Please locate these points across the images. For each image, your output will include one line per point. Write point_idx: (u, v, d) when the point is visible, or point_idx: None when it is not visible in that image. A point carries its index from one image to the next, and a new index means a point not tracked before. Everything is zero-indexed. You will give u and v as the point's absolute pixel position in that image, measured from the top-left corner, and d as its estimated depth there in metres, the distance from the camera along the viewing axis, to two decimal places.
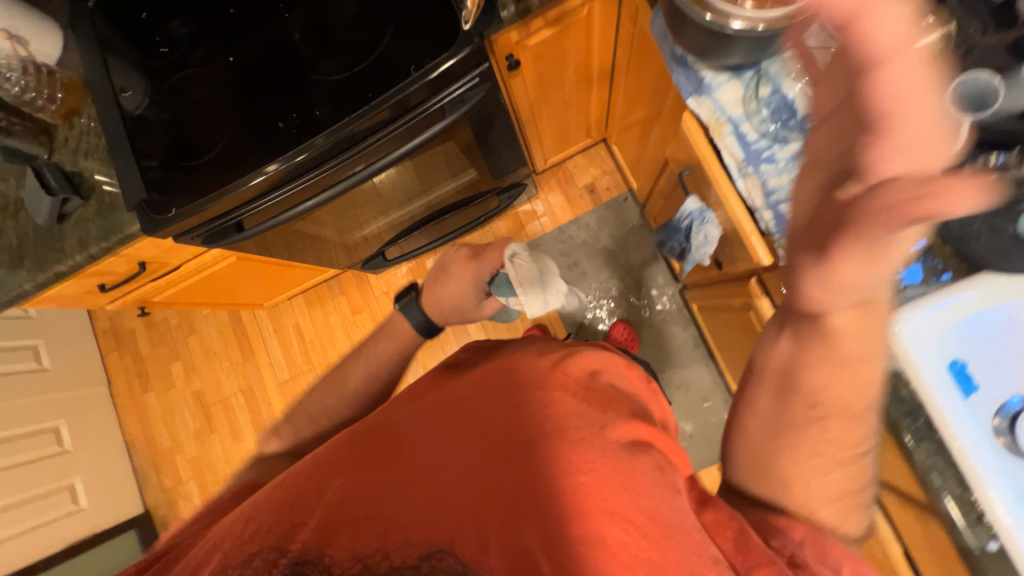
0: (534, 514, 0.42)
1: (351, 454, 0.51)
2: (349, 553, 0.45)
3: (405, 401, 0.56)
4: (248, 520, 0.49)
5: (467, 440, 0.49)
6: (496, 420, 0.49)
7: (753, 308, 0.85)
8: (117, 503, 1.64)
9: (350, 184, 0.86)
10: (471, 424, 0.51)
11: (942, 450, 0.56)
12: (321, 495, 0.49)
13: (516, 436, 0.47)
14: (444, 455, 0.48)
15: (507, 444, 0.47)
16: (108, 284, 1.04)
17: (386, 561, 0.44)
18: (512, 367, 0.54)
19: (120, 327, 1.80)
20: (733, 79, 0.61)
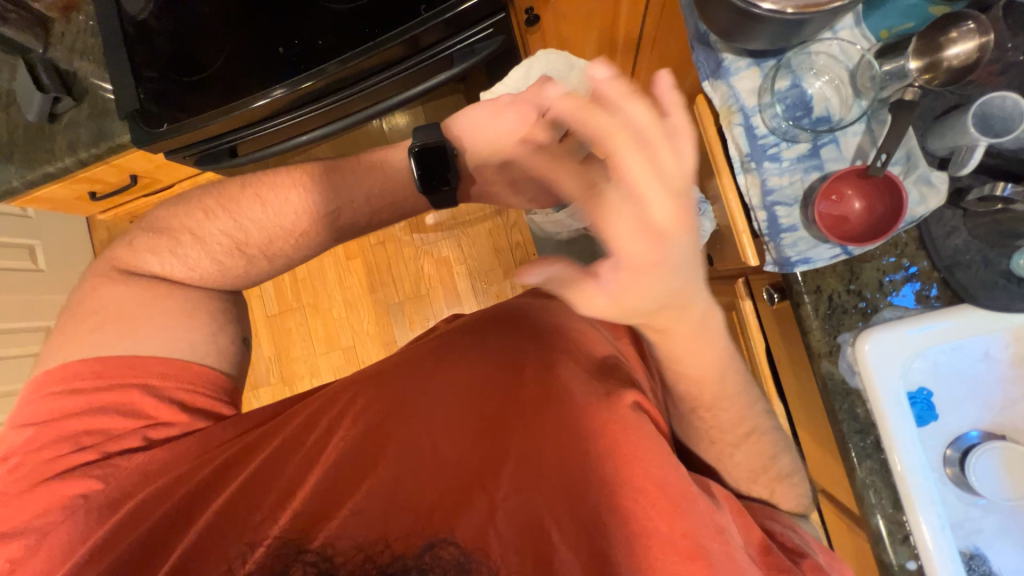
0: (530, 493, 0.49)
1: (350, 428, 0.54)
2: (351, 543, 0.47)
3: (398, 372, 0.59)
4: (237, 507, 0.50)
5: (466, 419, 0.54)
6: (491, 396, 0.55)
7: (737, 309, 0.85)
8: None
9: (355, 121, 0.85)
10: (468, 411, 0.54)
11: (883, 469, 0.56)
12: (321, 465, 0.52)
13: (512, 413, 0.53)
14: (445, 430, 0.53)
15: (503, 423, 0.53)
16: (98, 193, 1.03)
17: (388, 550, 0.47)
18: (498, 334, 0.60)
19: (117, 239, 1.81)
20: (754, 66, 0.58)
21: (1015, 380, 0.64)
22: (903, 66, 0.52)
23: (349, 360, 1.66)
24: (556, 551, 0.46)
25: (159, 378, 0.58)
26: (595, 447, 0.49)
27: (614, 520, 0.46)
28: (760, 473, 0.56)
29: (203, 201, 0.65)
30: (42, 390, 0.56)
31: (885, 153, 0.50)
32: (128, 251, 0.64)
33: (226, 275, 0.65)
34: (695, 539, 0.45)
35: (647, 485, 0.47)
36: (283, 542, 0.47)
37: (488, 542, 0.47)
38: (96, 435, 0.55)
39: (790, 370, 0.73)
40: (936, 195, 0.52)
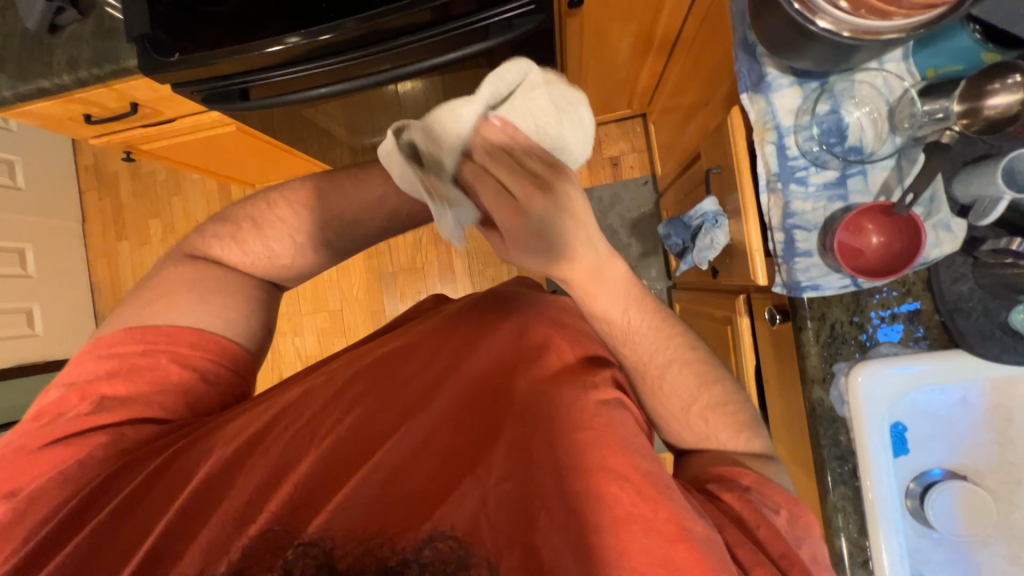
0: (520, 481, 0.50)
1: (345, 414, 0.57)
2: (349, 533, 0.47)
3: (389, 361, 0.62)
4: (230, 489, 0.51)
5: (458, 412, 0.57)
6: (483, 389, 0.58)
7: (733, 322, 0.89)
8: (72, 338, 1.69)
9: (374, 82, 0.81)
10: (460, 405, 0.57)
11: (855, 495, 0.58)
12: (316, 451, 0.53)
13: (500, 402, 0.56)
14: (437, 422, 0.56)
15: (493, 416, 0.56)
16: (93, 116, 0.97)
17: (388, 543, 0.47)
18: (487, 329, 0.64)
19: (104, 167, 1.74)
20: (797, 85, 0.57)
21: (985, 426, 0.66)
22: (945, 108, 0.51)
23: (335, 322, 1.64)
24: (545, 542, 0.46)
25: (186, 347, 0.59)
26: (585, 432, 0.49)
27: (593, 506, 0.45)
28: (691, 402, 0.59)
29: (266, 193, 0.68)
30: (88, 352, 0.59)
31: (913, 193, 0.50)
32: (202, 239, 0.67)
33: (275, 267, 0.67)
34: (679, 523, 0.43)
35: (632, 473, 0.46)
36: (272, 529, 0.48)
37: (479, 532, 0.47)
38: (117, 398, 0.57)
39: (776, 389, 0.75)
40: (952, 241, 0.53)
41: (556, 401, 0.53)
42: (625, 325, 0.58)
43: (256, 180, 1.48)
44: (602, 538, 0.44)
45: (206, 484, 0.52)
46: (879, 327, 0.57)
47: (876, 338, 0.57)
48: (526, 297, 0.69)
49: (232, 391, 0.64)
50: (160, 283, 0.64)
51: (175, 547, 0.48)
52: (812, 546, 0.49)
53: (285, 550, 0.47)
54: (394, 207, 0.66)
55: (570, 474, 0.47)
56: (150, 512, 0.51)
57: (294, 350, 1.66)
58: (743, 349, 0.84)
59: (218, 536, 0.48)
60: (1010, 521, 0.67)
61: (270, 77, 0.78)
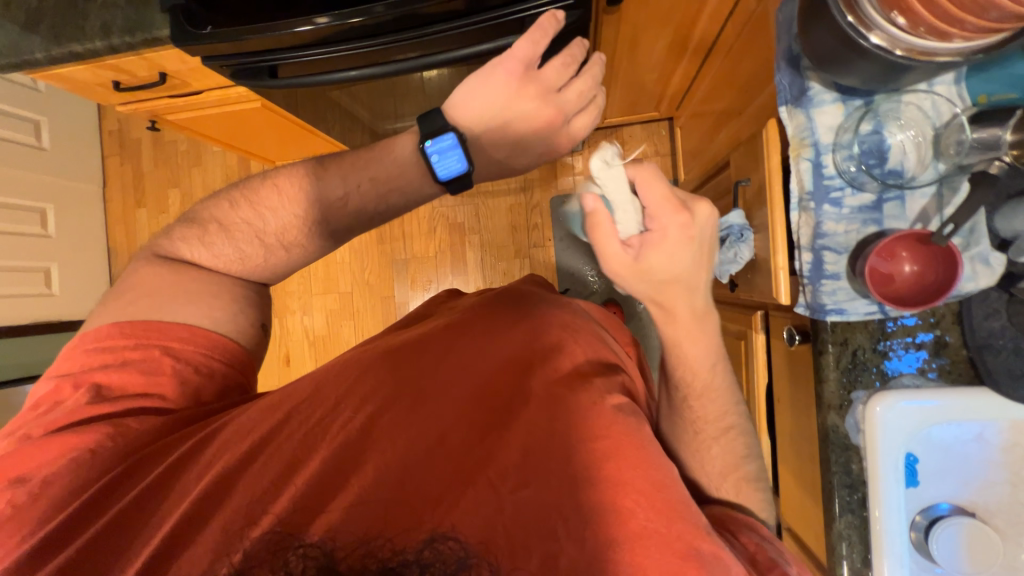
0: (538, 489, 0.49)
1: (356, 411, 0.56)
2: (352, 535, 0.48)
3: (402, 356, 0.61)
4: (240, 476, 0.52)
5: (471, 412, 0.55)
6: (497, 390, 0.57)
7: (747, 337, 0.88)
8: (86, 301, 1.71)
9: (399, 69, 0.78)
10: (470, 405, 0.56)
11: (862, 525, 0.58)
12: (327, 448, 0.54)
13: (515, 405, 0.55)
14: (449, 422, 0.55)
15: (507, 418, 0.54)
16: (122, 83, 0.97)
17: (388, 544, 0.47)
18: (503, 329, 0.62)
19: (127, 134, 1.76)
20: (840, 102, 0.55)
21: (1000, 465, 0.65)
22: (997, 137, 0.48)
23: (344, 305, 1.65)
24: (564, 550, 0.47)
25: (179, 342, 0.61)
26: (601, 441, 0.50)
27: (608, 522, 0.47)
28: (699, 422, 0.59)
29: (230, 194, 0.68)
30: (79, 346, 0.61)
31: (952, 224, 0.49)
32: (170, 242, 0.67)
33: (246, 267, 0.66)
34: (688, 540, 0.46)
35: (646, 487, 0.48)
36: (284, 525, 0.49)
37: (495, 538, 0.48)
38: (114, 391, 0.59)
39: (788, 410, 0.74)
40: (989, 275, 0.51)
41: (572, 408, 0.53)
42: (687, 369, 0.56)
43: (276, 157, 1.48)
44: (617, 552, 0.46)
45: (227, 473, 0.52)
46: (900, 357, 0.56)
47: (897, 366, 0.56)
48: (547, 299, 0.69)
49: (223, 380, 0.63)
50: (170, 261, 0.65)
51: (192, 529, 0.49)
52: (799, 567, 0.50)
53: (292, 550, 0.47)
54: (357, 207, 0.65)
55: (587, 486, 0.48)
56: (171, 495, 0.52)
57: (302, 329, 1.67)
58: (756, 365, 0.84)
59: (231, 526, 0.49)
60: (1016, 563, 0.65)
61: (298, 57, 0.77)
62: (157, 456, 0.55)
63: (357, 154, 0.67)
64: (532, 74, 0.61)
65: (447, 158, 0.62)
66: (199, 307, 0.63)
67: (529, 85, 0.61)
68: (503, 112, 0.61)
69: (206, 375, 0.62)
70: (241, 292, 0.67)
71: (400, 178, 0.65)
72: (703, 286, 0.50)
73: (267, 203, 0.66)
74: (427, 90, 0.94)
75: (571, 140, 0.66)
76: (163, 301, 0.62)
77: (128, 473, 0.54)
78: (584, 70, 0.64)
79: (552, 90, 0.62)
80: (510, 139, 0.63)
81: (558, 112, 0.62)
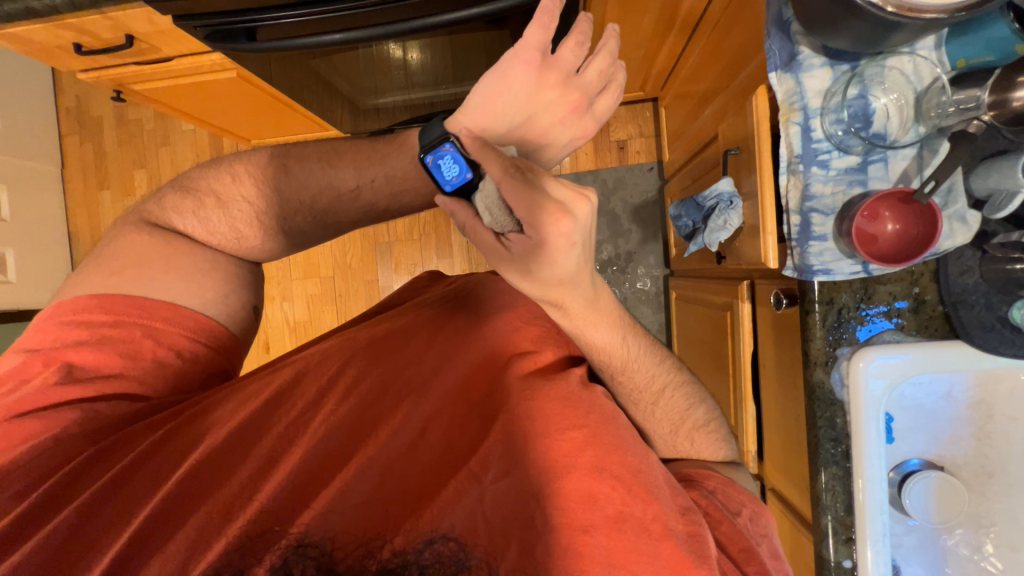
0: (518, 478, 0.48)
1: (338, 404, 0.56)
2: (349, 536, 0.45)
3: (382, 349, 0.61)
4: (216, 462, 0.50)
5: (454, 406, 0.55)
6: (477, 386, 0.57)
7: (733, 309, 0.90)
8: (46, 289, 1.61)
9: (380, 34, 0.75)
10: (457, 397, 0.56)
11: (845, 476, 0.60)
12: (308, 439, 0.53)
13: (496, 397, 0.54)
14: (432, 412, 0.55)
15: (490, 410, 0.54)
16: (84, 47, 0.91)
17: (388, 546, 0.44)
18: (484, 322, 0.62)
19: (86, 113, 1.65)
20: (828, 66, 0.56)
21: (966, 420, 0.68)
22: (976, 98, 0.51)
23: (326, 290, 1.61)
24: (543, 540, 0.46)
25: (163, 323, 0.57)
26: (568, 433, 0.49)
27: (584, 506, 0.46)
28: (680, 424, 0.61)
29: (232, 165, 0.63)
30: (51, 319, 0.56)
31: (933, 181, 0.51)
32: (161, 207, 0.63)
33: (243, 247, 0.63)
34: (664, 522, 0.46)
35: (623, 473, 0.48)
36: (250, 526, 0.45)
37: (477, 531, 0.46)
38: (87, 369, 0.55)
39: (773, 376, 0.76)
40: (966, 232, 0.54)
41: (555, 391, 0.53)
42: (624, 354, 0.57)
43: (252, 136, 1.43)
44: (592, 537, 0.46)
45: (203, 458, 0.51)
46: (875, 320, 0.58)
47: (878, 328, 0.58)
48: (509, 288, 0.67)
49: (213, 365, 0.61)
50: (157, 229, 0.61)
51: (173, 514, 0.47)
52: (752, 534, 0.53)
53: (257, 557, 0.43)
54: (368, 201, 0.62)
55: (567, 474, 0.48)
56: (147, 480, 0.50)
57: (282, 316, 1.63)
58: (742, 334, 0.86)
59: (208, 512, 0.47)
60: (979, 511, 0.70)
61: (274, 18, 0.73)
62: (132, 439, 0.52)
63: (370, 144, 0.63)
64: (549, 60, 0.59)
65: (445, 166, 0.51)
66: (184, 282, 0.59)
67: (549, 72, 0.59)
68: (527, 108, 0.60)
69: (188, 357, 0.59)
70: (234, 269, 0.64)
71: (416, 177, 0.60)
72: (588, 279, 0.48)
73: (266, 186, 0.62)
74: (411, 68, 0.93)
75: (597, 120, 0.63)
76: (142, 273, 0.58)
77: (102, 454, 0.51)
78: (600, 46, 0.62)
79: (571, 74, 0.60)
80: (538, 134, 0.61)
81: (582, 96, 0.61)
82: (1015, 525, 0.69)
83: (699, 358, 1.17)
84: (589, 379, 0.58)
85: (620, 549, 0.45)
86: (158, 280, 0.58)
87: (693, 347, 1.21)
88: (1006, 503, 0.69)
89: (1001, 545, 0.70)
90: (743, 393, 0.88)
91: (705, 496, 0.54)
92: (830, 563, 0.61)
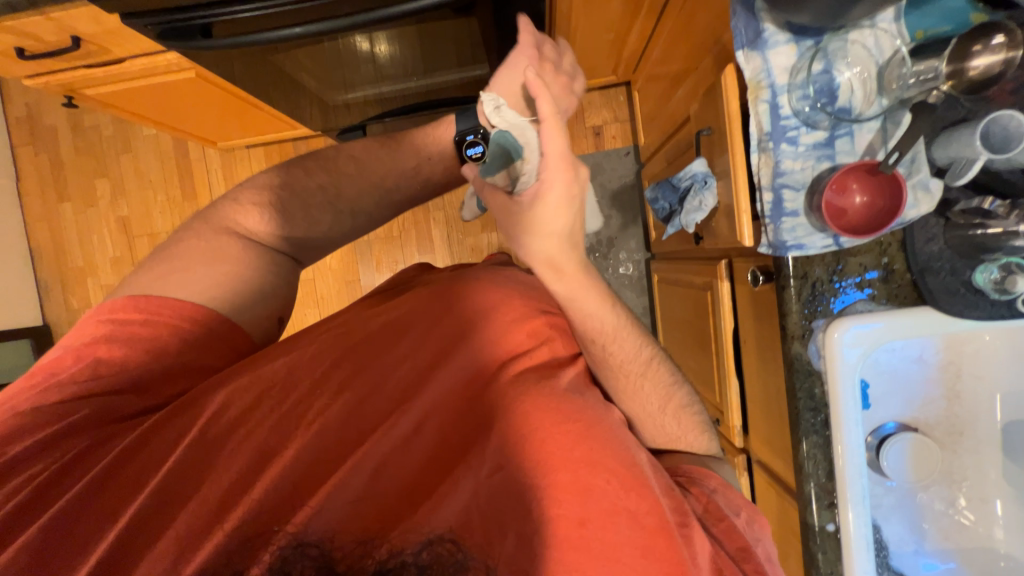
0: (510, 472, 0.48)
1: (328, 404, 0.52)
2: (353, 536, 0.47)
3: (371, 348, 0.56)
4: (201, 478, 0.48)
5: (447, 406, 0.53)
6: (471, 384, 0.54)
7: (712, 288, 0.92)
8: (12, 309, 1.54)
9: (340, 26, 0.72)
10: (455, 399, 0.53)
11: (825, 444, 0.62)
12: (301, 439, 0.50)
13: (488, 398, 0.52)
14: (428, 411, 0.52)
15: (478, 410, 0.52)
16: (26, 50, 0.86)
17: (385, 545, 0.47)
18: (484, 317, 0.57)
19: (38, 121, 1.57)
20: (792, 42, 0.57)
21: (937, 383, 0.71)
22: (934, 68, 0.54)
23: (308, 293, 1.58)
24: (538, 531, 0.46)
25: (186, 320, 0.54)
26: (559, 428, 0.48)
27: (577, 498, 0.46)
28: (666, 403, 0.61)
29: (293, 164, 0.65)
30: (91, 317, 0.56)
31: (898, 152, 0.53)
32: (228, 211, 0.62)
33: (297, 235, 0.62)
34: (659, 515, 0.47)
35: (612, 462, 0.48)
36: (246, 526, 0.46)
37: (468, 527, 0.48)
38: (106, 367, 0.52)
39: (755, 350, 0.78)
40: (928, 201, 0.55)
41: (538, 387, 0.52)
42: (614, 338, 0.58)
43: (218, 137, 1.38)
44: (589, 529, 0.46)
45: (180, 462, 0.48)
46: (845, 292, 0.60)
47: (847, 301, 0.60)
48: (487, 275, 0.63)
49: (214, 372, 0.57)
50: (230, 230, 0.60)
51: (164, 509, 0.47)
52: (750, 537, 0.54)
53: (255, 555, 0.46)
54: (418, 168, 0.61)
55: (557, 465, 0.47)
56: (126, 478, 0.48)
57: None
58: (722, 314, 0.88)
59: (197, 525, 0.46)
60: (952, 467, 0.73)
61: (230, 12, 0.69)
62: (121, 433, 0.51)
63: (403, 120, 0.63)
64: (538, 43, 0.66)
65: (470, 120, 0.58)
66: (201, 275, 0.57)
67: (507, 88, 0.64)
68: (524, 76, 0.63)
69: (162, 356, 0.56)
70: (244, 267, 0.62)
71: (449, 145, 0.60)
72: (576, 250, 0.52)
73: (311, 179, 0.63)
74: (380, 62, 0.90)
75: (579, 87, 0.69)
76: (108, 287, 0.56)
77: (83, 454, 0.49)
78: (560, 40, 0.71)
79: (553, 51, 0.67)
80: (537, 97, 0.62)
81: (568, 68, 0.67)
82: (984, 478, 0.73)
83: (683, 339, 1.19)
84: (579, 375, 0.57)
85: (612, 541, 0.46)
86: (146, 277, 0.57)
87: (677, 329, 1.23)
88: (975, 458, 0.73)
89: (973, 498, 0.73)
90: (726, 369, 0.90)
91: (705, 494, 0.55)
92: (813, 527, 0.64)
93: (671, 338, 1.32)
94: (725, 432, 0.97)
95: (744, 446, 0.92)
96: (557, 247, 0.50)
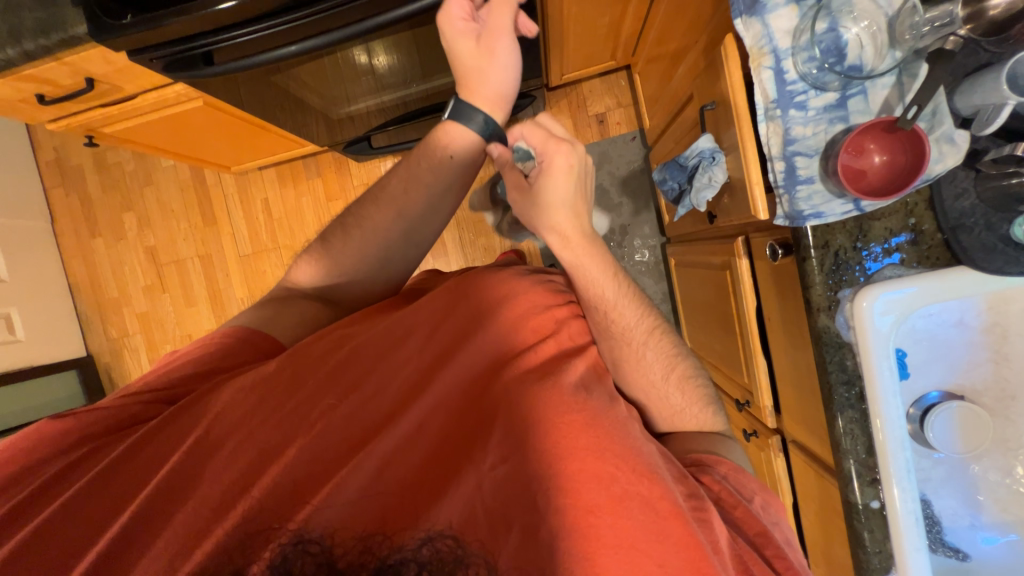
0: (517, 462, 0.47)
1: (337, 404, 0.53)
2: (350, 532, 0.47)
3: (379, 348, 0.58)
4: (207, 475, 0.49)
5: (454, 401, 0.53)
6: (479, 380, 0.54)
7: (731, 267, 0.89)
8: (58, 342, 1.63)
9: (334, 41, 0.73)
10: (462, 395, 0.54)
11: (862, 418, 0.60)
12: (305, 437, 0.51)
13: (492, 391, 0.52)
14: (433, 407, 0.53)
15: (487, 405, 0.52)
16: (46, 96, 0.91)
17: (387, 541, 0.47)
18: (492, 311, 0.57)
19: (67, 162, 1.65)
20: (792, 4, 0.55)
21: (981, 346, 0.66)
22: (948, 13, 0.49)
23: None
24: (547, 518, 0.45)
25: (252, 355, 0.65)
26: (567, 417, 0.48)
27: (588, 486, 0.45)
28: (670, 370, 0.61)
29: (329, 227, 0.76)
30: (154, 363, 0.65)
31: (916, 106, 0.49)
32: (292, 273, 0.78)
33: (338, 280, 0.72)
34: (671, 499, 0.45)
35: (627, 450, 0.47)
36: (248, 525, 0.47)
37: (470, 526, 0.46)
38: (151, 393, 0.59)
39: (780, 327, 0.75)
40: (956, 154, 0.52)
41: (548, 378, 0.51)
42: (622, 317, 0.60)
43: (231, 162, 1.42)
44: (599, 517, 0.44)
45: (184, 463, 0.50)
46: (873, 260, 0.57)
47: (880, 270, 0.57)
48: (494, 273, 0.63)
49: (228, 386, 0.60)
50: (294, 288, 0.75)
51: (166, 509, 0.48)
52: (767, 519, 0.52)
53: (256, 555, 0.45)
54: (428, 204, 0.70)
55: (568, 455, 0.46)
56: (143, 472, 0.51)
57: None
58: (743, 292, 0.85)
59: (193, 529, 0.47)
60: (1004, 435, 0.68)
61: (228, 38, 0.71)
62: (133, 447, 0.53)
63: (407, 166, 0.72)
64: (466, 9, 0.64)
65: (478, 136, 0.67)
66: None
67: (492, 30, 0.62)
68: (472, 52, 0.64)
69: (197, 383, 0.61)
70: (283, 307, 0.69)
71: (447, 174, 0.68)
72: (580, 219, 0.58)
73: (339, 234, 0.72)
74: (379, 73, 0.91)
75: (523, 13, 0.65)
76: None
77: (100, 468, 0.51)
78: None
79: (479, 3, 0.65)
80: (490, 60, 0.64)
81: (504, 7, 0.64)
82: None
83: (705, 322, 1.16)
84: (592, 364, 0.56)
85: (631, 531, 0.44)
86: None
87: (699, 312, 1.20)
88: None
89: None
90: (752, 347, 0.87)
91: (715, 479, 0.53)
92: (857, 506, 0.61)
93: (694, 322, 1.28)
94: (757, 413, 0.94)
95: (778, 426, 0.89)
96: (567, 218, 0.57)
